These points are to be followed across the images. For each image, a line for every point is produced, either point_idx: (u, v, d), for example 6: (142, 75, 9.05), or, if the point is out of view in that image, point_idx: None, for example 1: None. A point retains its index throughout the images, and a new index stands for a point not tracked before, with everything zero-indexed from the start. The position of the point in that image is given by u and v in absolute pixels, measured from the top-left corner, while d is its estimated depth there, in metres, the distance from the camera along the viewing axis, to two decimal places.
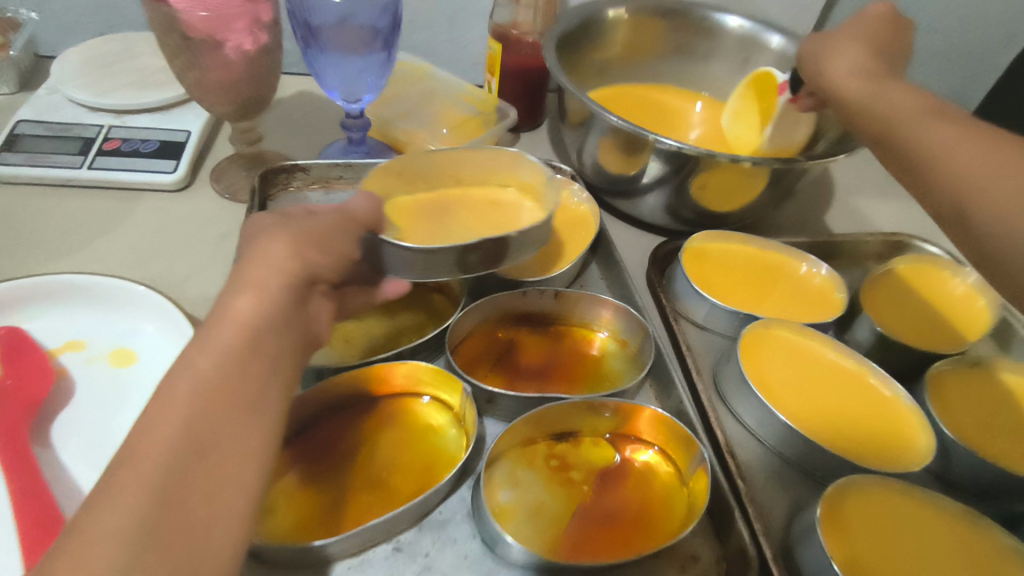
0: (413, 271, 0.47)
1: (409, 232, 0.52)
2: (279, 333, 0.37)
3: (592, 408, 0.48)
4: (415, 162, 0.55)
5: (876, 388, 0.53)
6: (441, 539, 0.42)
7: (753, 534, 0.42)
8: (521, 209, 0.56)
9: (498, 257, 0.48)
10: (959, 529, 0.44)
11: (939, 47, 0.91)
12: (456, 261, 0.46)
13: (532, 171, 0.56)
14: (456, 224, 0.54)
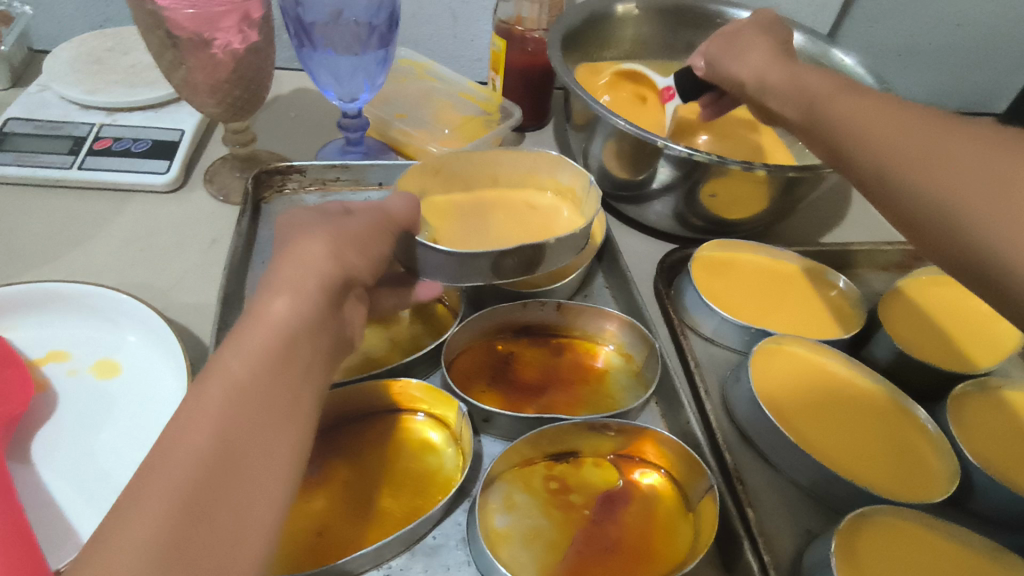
0: (444, 275, 0.45)
1: (444, 232, 0.51)
2: (310, 336, 0.35)
3: (595, 429, 0.46)
4: (453, 162, 0.52)
5: (895, 410, 0.50)
6: (434, 566, 0.40)
7: (762, 567, 0.40)
8: (558, 214, 0.54)
9: (533, 264, 0.45)
10: (981, 564, 0.42)
11: (963, 44, 0.87)
12: (491, 266, 0.44)
13: (570, 176, 0.53)
14: (493, 230, 0.51)
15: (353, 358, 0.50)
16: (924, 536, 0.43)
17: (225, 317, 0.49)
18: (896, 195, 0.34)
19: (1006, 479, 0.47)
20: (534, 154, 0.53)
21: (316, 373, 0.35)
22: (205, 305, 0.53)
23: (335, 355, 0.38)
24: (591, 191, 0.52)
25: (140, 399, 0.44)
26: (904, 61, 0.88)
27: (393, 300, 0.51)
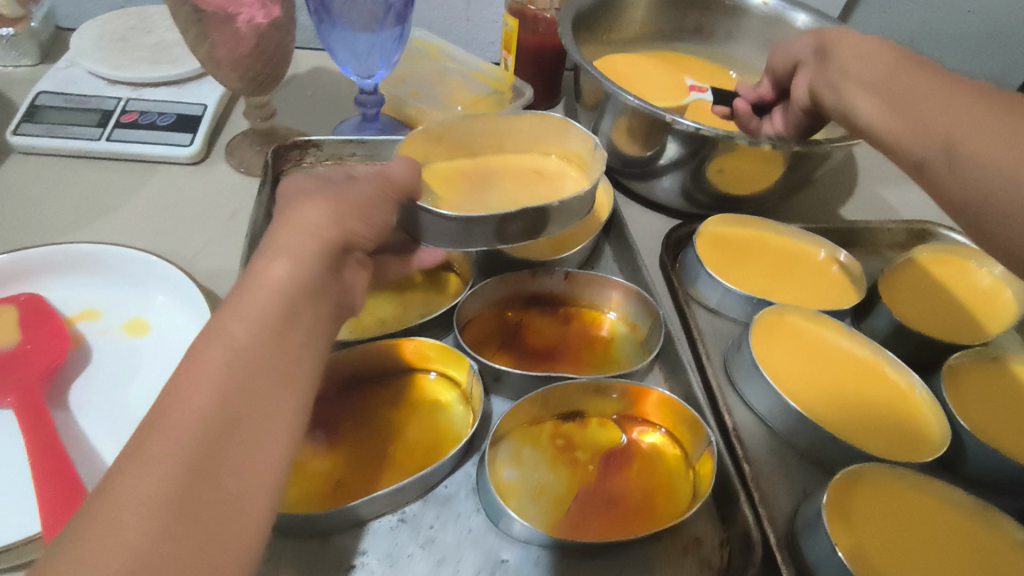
0: (448, 241, 0.46)
1: (449, 199, 0.51)
2: (315, 303, 0.37)
3: (600, 389, 0.48)
4: (460, 129, 0.55)
5: (891, 377, 0.52)
6: (445, 514, 0.43)
7: (758, 519, 0.42)
8: (565, 177, 0.56)
9: (537, 228, 0.47)
10: (969, 521, 0.44)
11: (973, 31, 0.88)
12: (495, 232, 0.45)
13: (579, 141, 0.55)
14: (497, 196, 0.53)
15: (368, 324, 0.53)
16: (914, 494, 0.44)
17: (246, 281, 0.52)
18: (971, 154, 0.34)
19: (997, 445, 0.49)
20: (541, 119, 0.55)
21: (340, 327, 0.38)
22: (225, 272, 0.55)
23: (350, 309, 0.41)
24: (596, 154, 0.54)
25: (169, 353, 0.47)
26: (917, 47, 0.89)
27: (399, 268, 0.56)
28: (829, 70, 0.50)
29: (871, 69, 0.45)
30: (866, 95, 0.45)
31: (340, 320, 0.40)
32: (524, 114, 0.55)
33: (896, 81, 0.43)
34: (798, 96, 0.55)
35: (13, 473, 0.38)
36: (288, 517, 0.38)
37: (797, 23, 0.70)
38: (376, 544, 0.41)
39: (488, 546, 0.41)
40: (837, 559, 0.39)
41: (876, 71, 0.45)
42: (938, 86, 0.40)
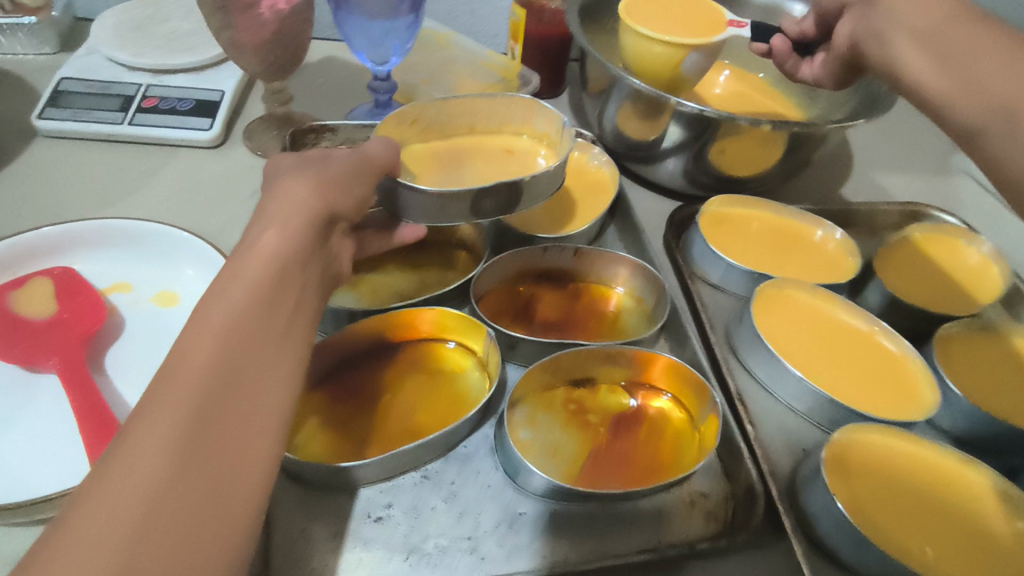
0: (428, 217, 0.48)
1: (426, 178, 0.55)
2: (304, 268, 0.38)
3: (609, 356, 0.50)
4: (433, 113, 0.56)
5: (884, 346, 0.54)
6: (466, 471, 0.45)
7: (760, 474, 0.45)
8: (534, 157, 0.59)
9: (511, 203, 0.49)
10: (960, 477, 0.46)
11: None
12: (470, 207, 0.48)
13: (545, 121, 0.58)
14: (470, 174, 0.56)
15: (384, 296, 0.55)
16: (907, 452, 0.47)
17: None
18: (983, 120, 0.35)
19: (986, 408, 0.51)
20: (508, 102, 0.57)
21: None
22: None
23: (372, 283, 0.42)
24: (563, 134, 0.56)
25: None
26: None
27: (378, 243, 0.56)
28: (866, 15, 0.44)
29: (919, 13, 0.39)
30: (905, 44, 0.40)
31: (325, 287, 0.42)
32: (491, 94, 0.57)
33: (940, 27, 0.37)
34: (837, 41, 0.50)
35: (59, 430, 0.41)
36: (314, 470, 0.41)
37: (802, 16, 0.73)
38: (399, 498, 0.43)
39: (507, 500, 0.44)
40: (836, 507, 0.41)
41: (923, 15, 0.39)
42: (979, 31, 0.36)
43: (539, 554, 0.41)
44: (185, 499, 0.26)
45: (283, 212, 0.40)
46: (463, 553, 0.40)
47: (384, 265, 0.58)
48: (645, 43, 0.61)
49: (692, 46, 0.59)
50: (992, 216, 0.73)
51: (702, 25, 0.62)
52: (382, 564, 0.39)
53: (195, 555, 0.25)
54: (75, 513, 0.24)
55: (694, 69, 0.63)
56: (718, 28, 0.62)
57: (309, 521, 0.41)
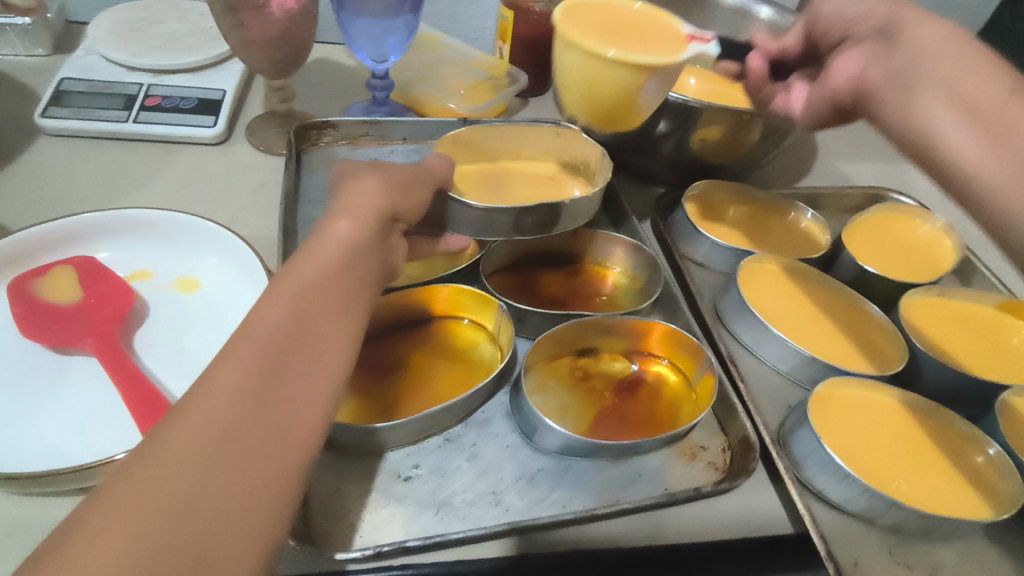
0: (473, 230, 0.53)
1: (474, 192, 0.60)
2: (336, 244, 0.41)
3: (610, 327, 0.54)
4: (481, 137, 0.62)
5: (855, 313, 0.60)
6: (484, 433, 0.48)
7: (754, 425, 0.49)
8: (572, 184, 0.64)
9: (549, 223, 0.53)
10: (926, 421, 0.52)
11: None
12: (513, 224, 0.52)
13: (583, 153, 0.64)
14: (514, 194, 0.62)
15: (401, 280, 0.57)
16: (881, 401, 0.52)
17: (286, 242, 0.57)
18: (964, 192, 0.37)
19: (945, 359, 0.58)
20: (552, 132, 0.63)
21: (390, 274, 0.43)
22: (263, 236, 0.60)
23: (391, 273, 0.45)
24: (598, 164, 0.62)
25: (222, 305, 0.51)
26: None
27: (428, 248, 0.58)
28: (892, 60, 0.42)
29: (979, 87, 0.37)
30: (945, 105, 0.38)
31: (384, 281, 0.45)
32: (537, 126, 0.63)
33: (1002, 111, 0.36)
34: (833, 79, 0.48)
35: (99, 406, 0.43)
36: (343, 434, 0.44)
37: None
38: (425, 459, 0.46)
39: (525, 458, 0.47)
40: (821, 448, 0.46)
41: (983, 92, 0.37)
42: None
43: (559, 503, 0.45)
44: (257, 439, 0.29)
45: (352, 204, 0.45)
46: (489, 506, 0.44)
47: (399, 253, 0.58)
48: (592, 66, 0.47)
49: (654, 66, 0.45)
50: (942, 199, 0.80)
51: (658, 35, 0.49)
52: (414, 518, 0.42)
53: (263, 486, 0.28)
54: (167, 446, 0.26)
55: (653, 95, 0.49)
56: (682, 41, 0.48)
57: (342, 482, 0.43)
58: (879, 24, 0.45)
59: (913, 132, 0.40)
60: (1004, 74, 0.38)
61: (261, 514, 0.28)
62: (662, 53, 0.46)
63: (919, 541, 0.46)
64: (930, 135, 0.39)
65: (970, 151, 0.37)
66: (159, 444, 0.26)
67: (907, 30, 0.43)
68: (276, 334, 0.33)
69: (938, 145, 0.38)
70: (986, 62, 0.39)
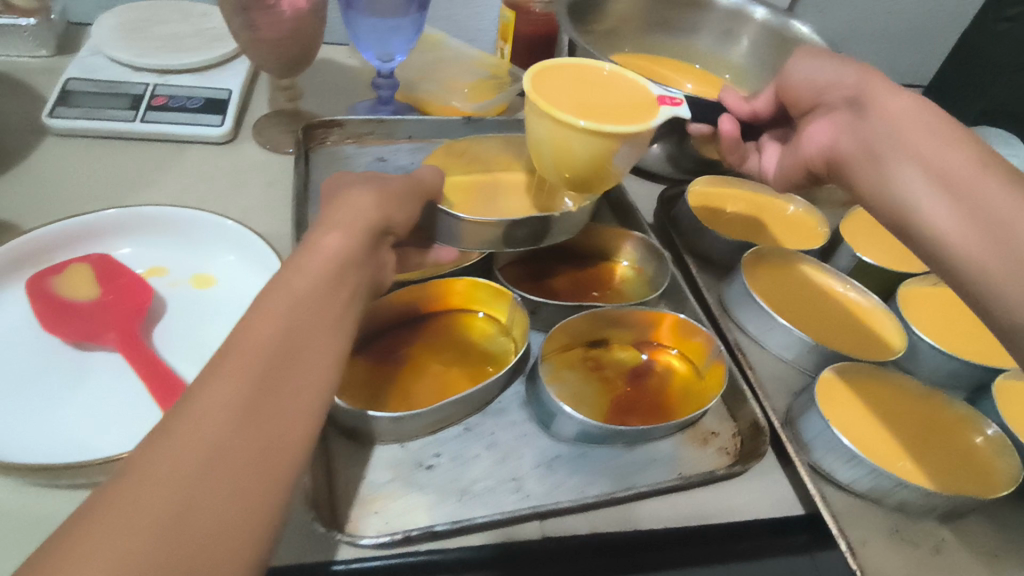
0: (463, 242, 0.52)
1: (463, 205, 0.58)
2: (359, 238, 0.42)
3: (621, 319, 0.55)
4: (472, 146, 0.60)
5: (855, 301, 0.62)
6: (502, 422, 0.49)
7: (762, 410, 0.51)
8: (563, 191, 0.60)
9: (538, 236, 0.52)
10: (926, 404, 0.54)
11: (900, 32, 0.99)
12: (503, 235, 0.51)
13: None
14: (504, 205, 0.59)
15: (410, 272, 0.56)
16: (882, 386, 0.54)
17: (299, 240, 0.57)
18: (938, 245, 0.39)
19: (942, 345, 0.60)
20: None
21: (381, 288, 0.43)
22: (273, 235, 0.60)
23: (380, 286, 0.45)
24: None
25: (238, 299, 0.51)
26: (856, 42, 0.98)
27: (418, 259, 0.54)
28: (863, 129, 0.46)
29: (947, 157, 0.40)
30: (914, 173, 0.41)
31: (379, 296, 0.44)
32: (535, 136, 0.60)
33: (970, 179, 0.39)
34: (810, 146, 0.51)
35: (123, 400, 0.43)
36: (365, 423, 0.44)
37: (798, 33, 0.76)
38: (445, 448, 0.47)
39: (542, 445, 0.48)
40: (829, 431, 0.47)
41: (949, 161, 0.40)
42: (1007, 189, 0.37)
43: (578, 487, 0.46)
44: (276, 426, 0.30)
45: (349, 217, 0.43)
46: (510, 491, 0.45)
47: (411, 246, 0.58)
48: (562, 134, 0.44)
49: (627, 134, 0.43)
50: None
51: (628, 100, 0.47)
52: (437, 504, 0.43)
53: (280, 471, 0.29)
54: (187, 431, 0.27)
55: (625, 159, 0.47)
56: (651, 108, 0.46)
57: (365, 471, 0.44)
58: (848, 94, 0.48)
59: (884, 197, 0.43)
60: (971, 141, 0.41)
61: (281, 495, 0.29)
62: (634, 119, 0.44)
63: (924, 517, 0.47)
64: (899, 202, 0.42)
65: (937, 220, 0.39)
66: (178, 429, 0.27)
67: (877, 98, 0.46)
68: (290, 329, 0.34)
69: (907, 209, 0.41)
70: (953, 128, 0.42)
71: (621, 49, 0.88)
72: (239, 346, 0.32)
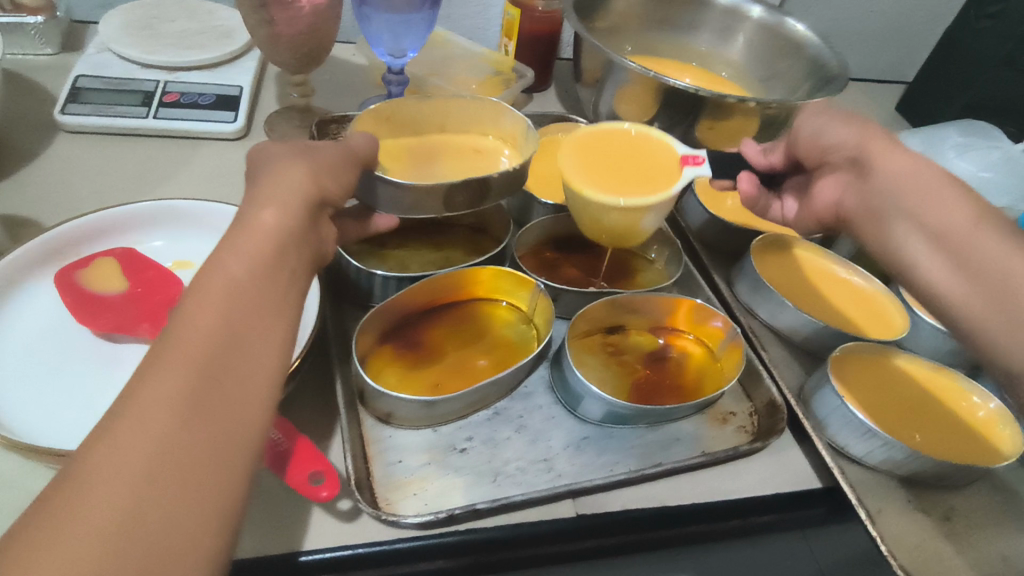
0: (400, 209, 0.50)
1: (398, 169, 0.58)
2: None
3: (641, 305, 0.57)
4: (403, 108, 0.60)
5: (860, 285, 0.64)
6: (530, 406, 0.50)
7: (778, 389, 0.53)
8: (501, 155, 0.62)
9: (480, 198, 0.51)
10: (932, 381, 0.56)
11: (888, 29, 1.02)
12: (443, 202, 0.50)
13: (511, 122, 0.61)
14: (441, 168, 0.60)
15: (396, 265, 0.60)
16: (889, 364, 0.57)
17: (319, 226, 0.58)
18: (956, 255, 0.42)
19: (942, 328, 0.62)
20: (479, 104, 0.61)
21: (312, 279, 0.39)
22: None
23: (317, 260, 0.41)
24: (527, 135, 0.59)
25: None
26: (843, 39, 1.01)
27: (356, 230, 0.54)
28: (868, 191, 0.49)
29: (946, 216, 0.43)
30: (917, 239, 0.44)
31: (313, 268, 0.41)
32: (465, 98, 0.60)
33: (967, 238, 0.42)
34: (819, 201, 0.54)
35: None
36: (400, 409, 0.45)
37: (793, 30, 0.79)
38: (478, 431, 0.48)
39: (570, 428, 0.49)
40: (844, 407, 0.49)
41: (949, 223, 0.43)
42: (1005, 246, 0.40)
43: (608, 467, 0.47)
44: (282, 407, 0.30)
45: (279, 193, 0.39)
46: (542, 472, 0.46)
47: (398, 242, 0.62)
48: (594, 205, 0.49)
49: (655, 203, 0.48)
50: None
51: (653, 164, 0.52)
52: (473, 485, 0.44)
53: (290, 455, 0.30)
54: (147, 411, 0.26)
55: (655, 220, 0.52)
56: (675, 165, 0.51)
57: (401, 454, 0.45)
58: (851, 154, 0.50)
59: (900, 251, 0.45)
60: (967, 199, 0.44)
61: None
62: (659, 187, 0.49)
63: (933, 488, 0.50)
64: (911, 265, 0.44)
65: (948, 281, 0.42)
66: (139, 411, 0.26)
67: (877, 162, 0.48)
68: (284, 322, 0.34)
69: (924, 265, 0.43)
70: (952, 187, 0.44)
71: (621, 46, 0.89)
72: (252, 326, 0.31)
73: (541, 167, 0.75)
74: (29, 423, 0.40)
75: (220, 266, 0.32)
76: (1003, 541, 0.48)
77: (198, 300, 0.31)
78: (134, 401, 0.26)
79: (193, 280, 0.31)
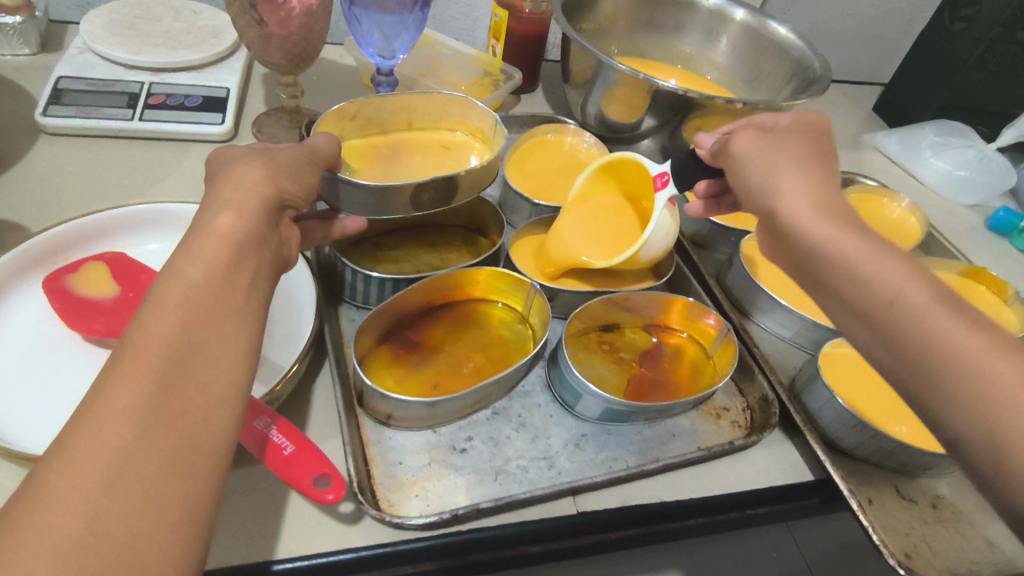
0: (367, 209, 0.49)
1: (364, 171, 0.58)
2: None
3: (636, 304, 0.57)
4: (369, 108, 0.59)
5: None
6: (528, 404, 0.51)
7: (770, 384, 0.54)
8: (470, 150, 0.63)
9: (448, 197, 0.51)
10: None
11: (866, 31, 1.04)
12: (410, 200, 0.49)
13: (479, 116, 0.62)
14: (405, 167, 0.60)
15: (391, 265, 0.60)
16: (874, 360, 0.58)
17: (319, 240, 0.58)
18: (886, 313, 0.34)
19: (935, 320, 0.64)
20: (444, 100, 0.61)
21: (272, 281, 0.37)
22: None
23: (280, 263, 0.40)
24: (495, 129, 0.60)
25: None
26: (823, 40, 1.03)
27: (322, 234, 0.49)
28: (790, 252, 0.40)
29: (863, 289, 0.35)
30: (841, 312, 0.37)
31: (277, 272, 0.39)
32: (428, 93, 0.60)
33: (887, 312, 0.34)
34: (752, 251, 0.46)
35: None
36: (399, 411, 0.45)
37: (775, 32, 0.80)
38: (477, 431, 0.48)
39: (570, 425, 0.50)
40: (833, 400, 0.50)
41: (864, 296, 0.35)
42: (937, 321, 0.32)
43: (606, 464, 0.48)
44: None
45: (239, 196, 0.38)
46: (542, 469, 0.46)
47: (387, 244, 0.62)
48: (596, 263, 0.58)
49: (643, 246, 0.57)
50: (898, 179, 0.88)
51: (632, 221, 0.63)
52: (474, 485, 0.44)
53: None
54: (132, 416, 0.26)
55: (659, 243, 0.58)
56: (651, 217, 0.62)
57: (403, 455, 0.45)
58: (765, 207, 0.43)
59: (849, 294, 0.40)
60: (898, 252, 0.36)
61: None
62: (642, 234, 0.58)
63: (918, 477, 0.51)
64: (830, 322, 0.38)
65: (871, 356, 0.35)
66: (126, 416, 0.26)
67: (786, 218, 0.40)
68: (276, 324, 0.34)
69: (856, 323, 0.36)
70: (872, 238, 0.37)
71: (609, 48, 0.90)
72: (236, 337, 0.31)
73: (534, 166, 0.76)
74: (17, 428, 0.40)
75: (206, 269, 0.32)
76: (984, 527, 0.49)
77: (189, 305, 0.30)
78: (117, 406, 0.26)
79: (170, 286, 0.31)
